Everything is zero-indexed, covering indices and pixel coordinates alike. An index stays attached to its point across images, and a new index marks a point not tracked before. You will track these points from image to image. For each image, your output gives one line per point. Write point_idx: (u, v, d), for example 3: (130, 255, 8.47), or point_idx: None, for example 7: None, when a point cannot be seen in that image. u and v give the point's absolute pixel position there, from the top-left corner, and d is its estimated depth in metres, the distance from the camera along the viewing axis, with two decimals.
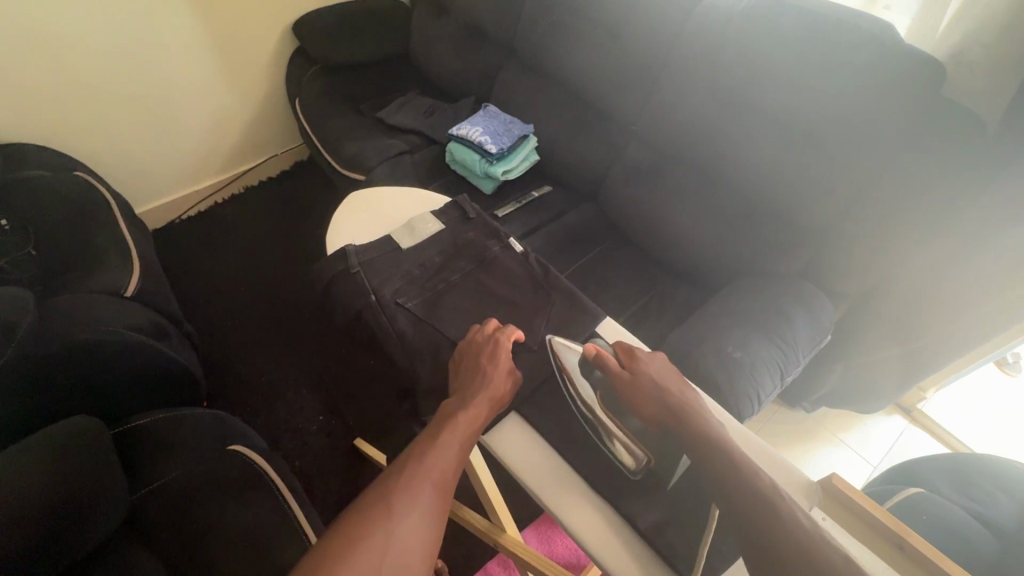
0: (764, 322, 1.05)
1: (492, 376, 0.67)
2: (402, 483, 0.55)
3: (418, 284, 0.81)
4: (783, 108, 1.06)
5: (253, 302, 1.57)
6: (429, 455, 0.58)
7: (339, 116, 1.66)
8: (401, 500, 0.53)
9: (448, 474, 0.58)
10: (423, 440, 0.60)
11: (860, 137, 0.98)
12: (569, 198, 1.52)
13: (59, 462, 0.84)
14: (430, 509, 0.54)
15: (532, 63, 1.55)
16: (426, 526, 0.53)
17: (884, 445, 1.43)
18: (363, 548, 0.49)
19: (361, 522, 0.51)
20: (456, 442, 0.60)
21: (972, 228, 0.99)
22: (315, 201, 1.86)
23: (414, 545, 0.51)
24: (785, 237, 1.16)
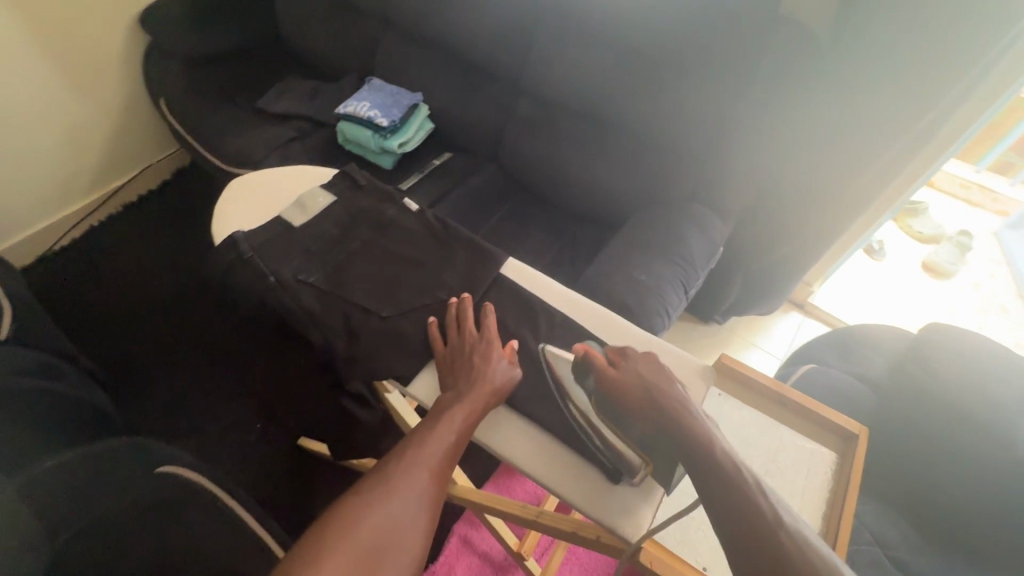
0: (665, 244, 1.14)
1: (486, 366, 0.66)
2: (400, 468, 0.56)
3: (318, 256, 0.78)
4: (649, 44, 1.12)
5: (156, 322, 1.46)
6: (428, 443, 0.59)
7: (214, 112, 1.55)
8: (400, 487, 0.54)
9: (446, 463, 0.58)
10: (419, 431, 0.60)
11: (717, 59, 1.07)
12: (471, 161, 1.53)
13: None
14: (427, 496, 0.55)
15: (407, 30, 1.52)
16: (422, 511, 0.54)
17: (786, 338, 1.60)
18: (362, 527, 0.51)
19: (360, 504, 0.53)
20: (456, 429, 0.60)
21: (822, 127, 1.11)
22: (205, 206, 1.74)
23: (410, 528, 0.52)
24: (673, 164, 1.24)
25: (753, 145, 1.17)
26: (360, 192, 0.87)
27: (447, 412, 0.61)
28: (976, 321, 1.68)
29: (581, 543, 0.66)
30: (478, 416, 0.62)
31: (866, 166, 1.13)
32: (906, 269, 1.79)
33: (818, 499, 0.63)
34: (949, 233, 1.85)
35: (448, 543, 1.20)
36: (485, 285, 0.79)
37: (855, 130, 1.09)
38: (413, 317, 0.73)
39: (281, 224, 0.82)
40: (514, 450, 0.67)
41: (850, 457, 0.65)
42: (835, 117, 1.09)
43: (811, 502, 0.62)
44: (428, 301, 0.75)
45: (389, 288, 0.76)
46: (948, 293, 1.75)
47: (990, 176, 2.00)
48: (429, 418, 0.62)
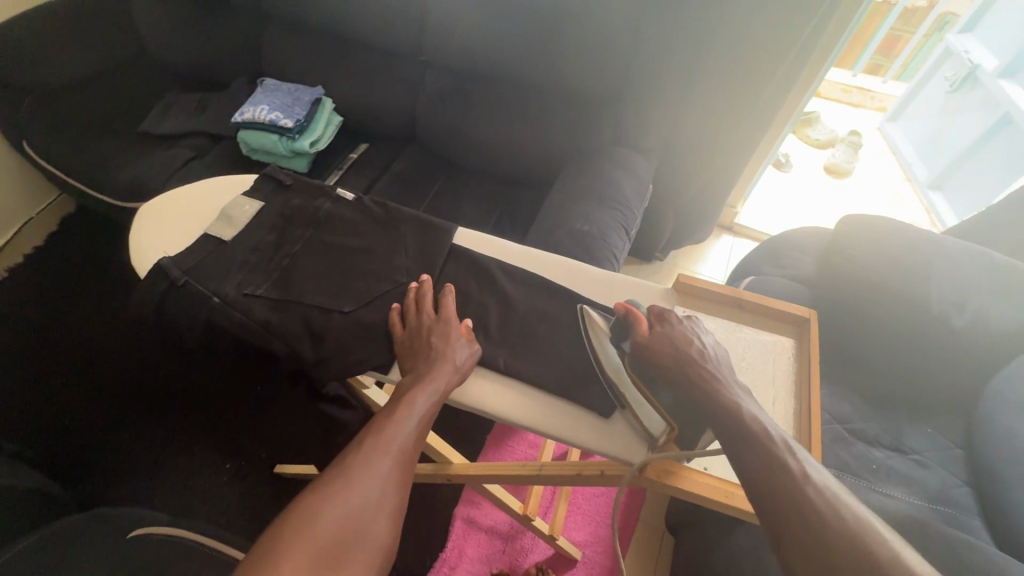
0: (598, 191, 1.17)
1: (445, 341, 0.66)
2: (363, 455, 0.54)
3: (259, 266, 0.74)
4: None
5: (83, 384, 1.32)
6: (393, 424, 0.57)
7: (92, 145, 1.40)
8: (365, 471, 0.53)
9: (411, 445, 0.57)
10: (381, 416, 0.58)
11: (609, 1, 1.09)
12: (390, 148, 1.48)
13: None
14: (392, 480, 0.54)
15: (291, 22, 1.43)
16: (386, 495, 0.53)
17: (723, 260, 1.71)
18: (324, 515, 0.49)
19: (321, 494, 0.51)
20: (421, 410, 0.59)
21: (721, 49, 1.16)
22: (109, 250, 1.58)
23: (376, 512, 0.51)
24: (589, 113, 1.26)
25: (656, 82, 1.22)
26: (286, 195, 0.83)
27: (412, 393, 0.60)
28: (878, 209, 1.87)
29: (586, 482, 0.68)
30: (442, 395, 0.61)
31: (764, 85, 1.20)
32: (811, 175, 1.94)
33: (785, 384, 0.68)
34: (841, 135, 2.01)
35: (454, 527, 1.20)
36: (440, 259, 0.78)
37: (750, 48, 1.14)
38: (376, 306, 0.71)
39: (209, 243, 0.76)
40: (505, 409, 0.67)
41: (805, 341, 0.71)
42: (730, 37, 1.13)
43: (782, 389, 0.68)
44: (386, 285, 0.73)
45: (343, 282, 0.73)
46: (850, 189, 1.93)
47: (866, 78, 2.19)
48: (390, 403, 0.60)
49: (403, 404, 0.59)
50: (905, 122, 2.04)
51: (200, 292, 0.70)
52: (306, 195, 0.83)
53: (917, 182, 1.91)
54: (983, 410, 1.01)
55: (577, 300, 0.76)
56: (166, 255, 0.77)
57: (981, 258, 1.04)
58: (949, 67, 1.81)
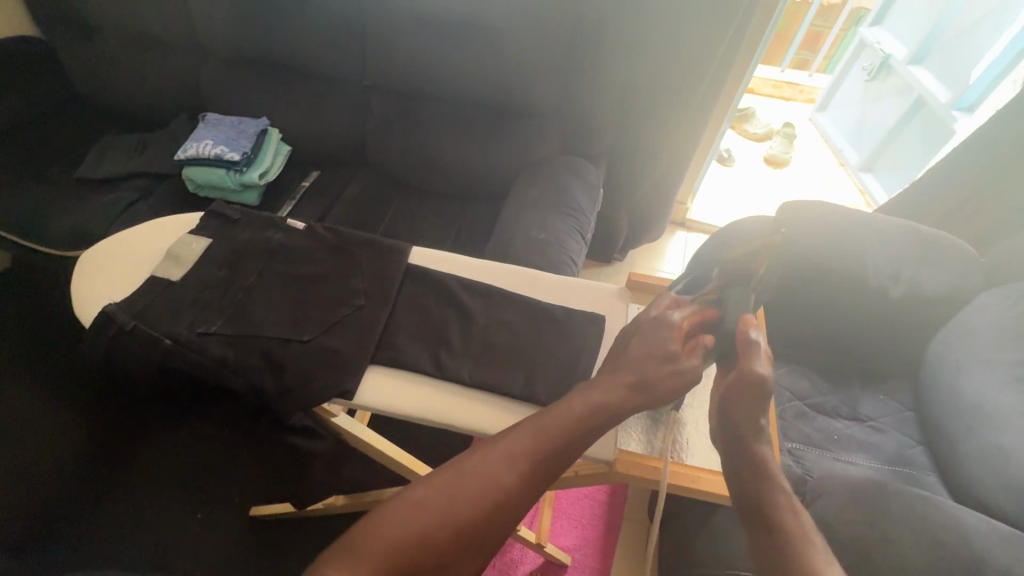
0: (551, 200, 1.20)
1: (629, 361, 0.63)
2: (469, 476, 0.53)
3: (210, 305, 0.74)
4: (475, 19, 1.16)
5: (32, 446, 1.25)
6: (522, 451, 0.55)
7: (25, 196, 1.34)
8: (474, 489, 0.52)
9: (521, 483, 0.54)
10: (505, 441, 0.56)
11: (541, 19, 1.14)
12: (341, 173, 1.47)
13: None
14: (498, 510, 0.52)
15: (229, 56, 1.42)
16: (485, 521, 0.51)
17: (679, 255, 1.77)
18: (416, 520, 0.50)
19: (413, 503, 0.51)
20: (558, 444, 0.57)
21: (654, 55, 1.23)
22: (52, 303, 1.51)
23: (467, 537, 0.50)
24: (537, 124, 1.30)
25: (597, 91, 1.28)
26: (234, 228, 0.81)
27: (555, 423, 0.58)
28: (817, 194, 1.97)
29: (561, 486, 0.72)
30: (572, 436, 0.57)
31: (696, 89, 1.27)
32: (752, 167, 2.04)
33: None
34: (776, 128, 2.12)
35: None
36: (396, 280, 0.78)
37: (678, 52, 1.22)
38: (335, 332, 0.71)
39: (156, 285, 0.74)
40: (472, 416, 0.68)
41: None
42: (660, 43, 1.21)
43: None
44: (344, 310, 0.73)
45: (301, 311, 0.73)
46: (790, 177, 2.03)
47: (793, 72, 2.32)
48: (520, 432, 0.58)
49: (529, 436, 0.57)
50: (832, 111, 2.17)
51: (154, 336, 0.68)
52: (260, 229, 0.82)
53: (850, 165, 2.02)
54: (926, 372, 1.08)
55: (537, 306, 0.78)
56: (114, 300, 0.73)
57: (909, 230, 1.11)
58: (866, 58, 1.95)
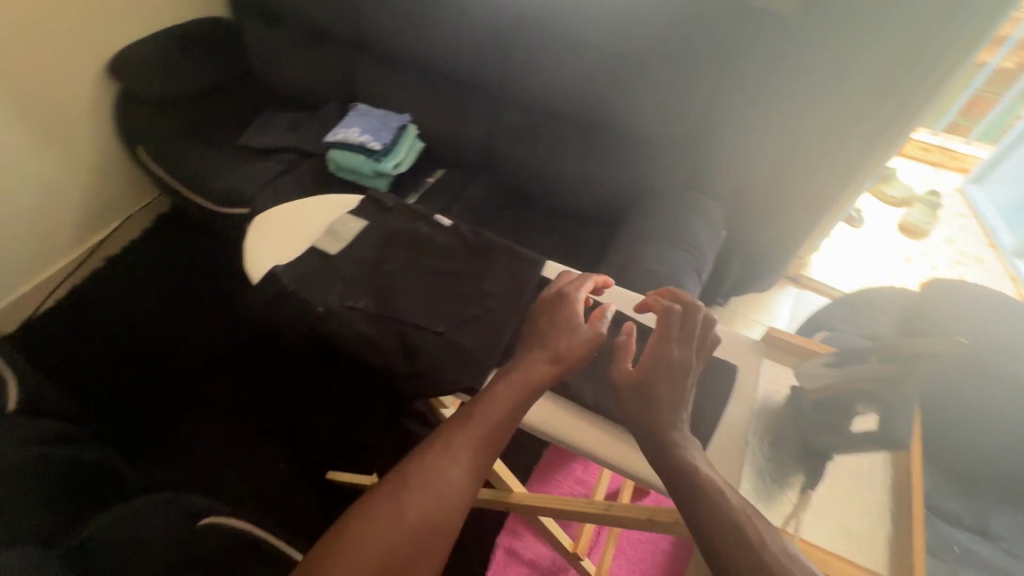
0: (668, 234, 1.18)
1: (543, 340, 0.69)
2: (426, 471, 0.57)
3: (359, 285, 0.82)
4: (620, 48, 1.18)
5: (164, 372, 1.44)
6: (467, 438, 0.59)
7: (196, 155, 1.53)
8: (430, 491, 0.56)
9: (478, 465, 0.58)
10: (451, 429, 0.61)
11: (690, 56, 1.14)
12: (465, 175, 1.54)
13: None
14: (456, 500, 0.56)
15: (386, 53, 1.53)
16: (440, 520, 0.55)
17: (788, 312, 1.67)
18: (378, 540, 0.52)
19: (381, 507, 0.55)
20: (495, 426, 0.61)
21: (803, 107, 1.16)
22: (197, 249, 1.71)
23: (433, 533, 0.54)
24: (665, 158, 1.30)
25: (734, 133, 1.25)
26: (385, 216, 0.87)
27: (488, 407, 0.62)
28: (958, 273, 1.78)
29: (656, 528, 0.71)
30: (508, 413, 0.62)
31: (846, 146, 1.19)
32: (886, 232, 1.88)
33: (877, 496, 0.72)
34: (920, 194, 1.95)
35: (495, 556, 1.19)
36: (528, 290, 0.80)
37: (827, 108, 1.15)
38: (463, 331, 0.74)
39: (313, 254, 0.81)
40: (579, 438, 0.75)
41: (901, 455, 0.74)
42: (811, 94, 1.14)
43: (874, 503, 0.71)
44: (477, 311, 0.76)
45: (439, 303, 0.77)
46: (928, 250, 1.85)
47: (948, 138, 2.13)
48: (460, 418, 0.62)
49: (473, 421, 0.61)
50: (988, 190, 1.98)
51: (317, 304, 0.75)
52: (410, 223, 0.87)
53: (1003, 249, 1.82)
54: None
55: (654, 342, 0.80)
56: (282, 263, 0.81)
57: None
58: None
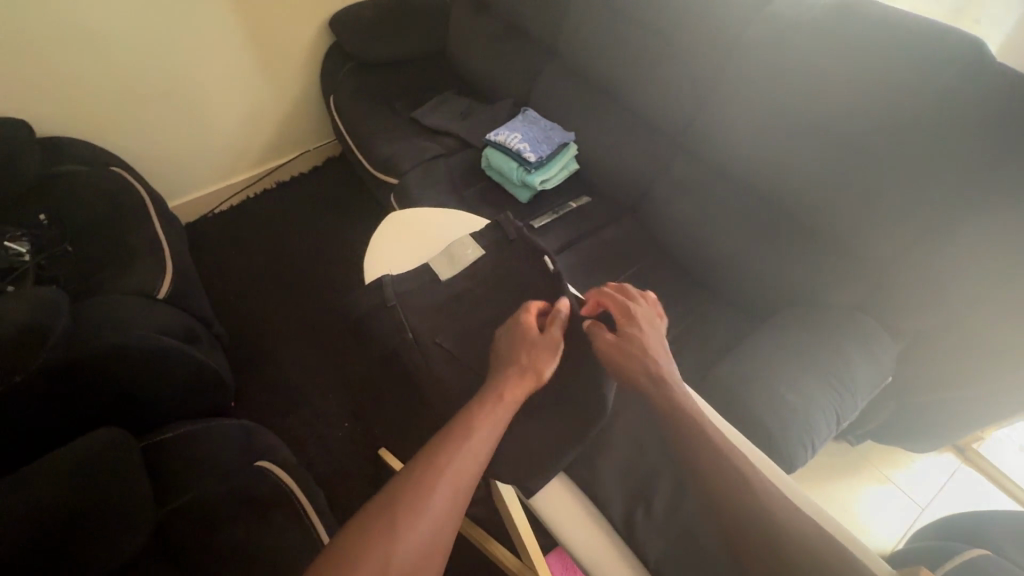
0: (819, 358, 0.99)
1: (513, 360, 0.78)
2: (424, 476, 0.62)
3: (467, 341, 0.92)
4: (829, 131, 1.04)
5: (285, 301, 1.60)
6: (459, 445, 0.65)
7: (372, 117, 1.63)
8: (427, 494, 0.60)
9: (471, 469, 0.64)
10: (448, 434, 0.67)
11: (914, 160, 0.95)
12: (610, 211, 1.46)
13: (72, 481, 0.84)
14: (452, 504, 0.61)
15: (574, 66, 1.50)
16: (441, 523, 0.59)
17: (934, 485, 1.37)
18: (377, 558, 0.55)
19: (386, 512, 0.58)
20: (477, 443, 0.66)
21: None
22: (347, 199, 1.85)
23: (432, 539, 0.58)
24: (842, 266, 1.09)
25: (940, 273, 0.98)
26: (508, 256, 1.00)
27: (467, 424, 0.68)
28: None
29: None
30: (496, 422, 0.69)
31: None
32: None
33: None
34: None
35: None
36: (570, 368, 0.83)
37: None
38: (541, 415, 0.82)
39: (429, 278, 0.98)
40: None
41: None
42: None
43: None
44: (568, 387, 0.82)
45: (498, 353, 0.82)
46: None
47: None
48: (455, 424, 0.68)
49: (466, 427, 0.68)
50: None
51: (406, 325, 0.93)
52: (528, 272, 1.00)
53: None
54: None
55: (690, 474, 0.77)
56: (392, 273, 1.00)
57: None
58: None
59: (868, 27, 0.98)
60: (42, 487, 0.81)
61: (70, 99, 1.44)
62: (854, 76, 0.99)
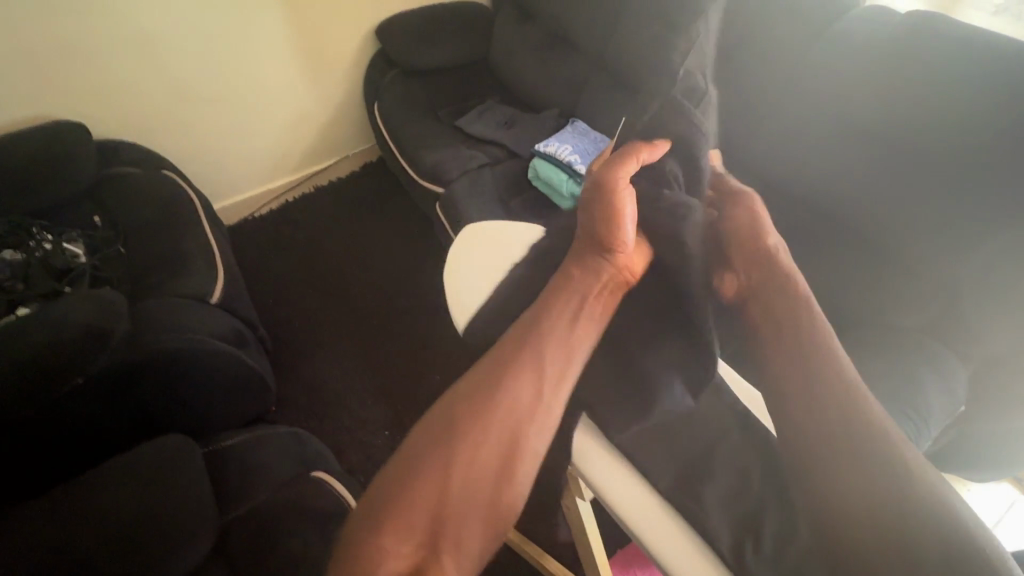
0: (888, 385, 0.96)
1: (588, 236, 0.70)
2: (490, 387, 0.53)
3: None
4: (898, 150, 1.01)
5: (327, 305, 1.61)
6: (531, 353, 0.55)
7: (416, 124, 1.63)
8: (494, 409, 0.51)
9: (547, 381, 0.54)
10: (515, 341, 0.57)
11: (991, 184, 0.91)
12: None
13: (139, 488, 0.87)
14: (524, 421, 0.52)
15: (625, 78, 1.49)
16: (513, 441, 0.51)
17: (991, 515, 1.33)
18: (439, 470, 0.48)
19: (448, 427, 0.50)
20: (554, 343, 0.57)
21: None
22: (387, 205, 1.86)
23: (502, 458, 0.50)
24: (909, 289, 1.05)
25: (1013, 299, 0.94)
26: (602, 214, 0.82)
27: (541, 320, 0.59)
28: None
29: None
30: (572, 331, 0.59)
31: None
32: None
33: None
34: None
35: None
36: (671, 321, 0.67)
37: None
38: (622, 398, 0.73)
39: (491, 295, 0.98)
40: None
41: None
42: None
43: None
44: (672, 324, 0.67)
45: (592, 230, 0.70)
46: None
47: None
48: (524, 329, 0.58)
49: (538, 333, 0.57)
50: None
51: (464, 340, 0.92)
52: None
53: None
54: None
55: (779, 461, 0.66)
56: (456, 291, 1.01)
57: None
58: None
59: (946, 46, 0.95)
60: (112, 498, 0.84)
61: (122, 102, 1.47)
62: (928, 95, 0.96)
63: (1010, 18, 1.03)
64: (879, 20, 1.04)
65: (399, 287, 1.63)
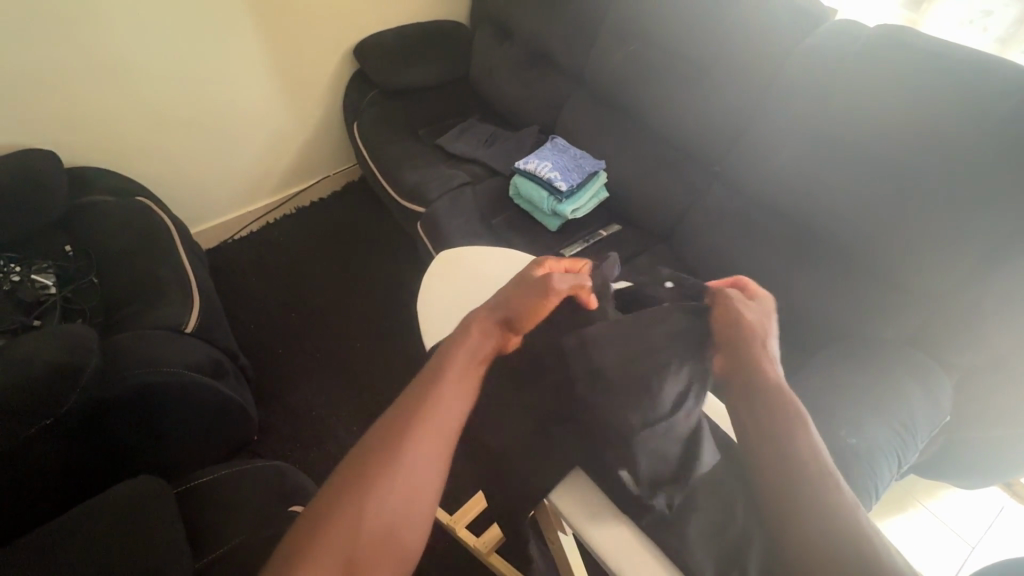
0: (874, 398, 0.95)
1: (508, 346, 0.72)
2: (395, 437, 0.59)
3: None
4: (875, 162, 1.01)
5: (309, 329, 1.59)
6: (434, 402, 0.62)
7: (396, 144, 1.62)
8: (399, 457, 0.58)
9: (449, 424, 0.61)
10: (420, 393, 0.63)
11: (971, 194, 0.91)
12: (640, 238, 1.44)
13: (107, 531, 0.83)
14: (431, 462, 0.59)
15: (604, 95, 1.49)
16: (419, 483, 0.57)
17: (984, 522, 1.32)
18: (349, 520, 0.54)
19: (357, 479, 0.56)
20: (458, 390, 0.64)
21: None
22: (369, 225, 1.84)
23: (411, 497, 0.56)
24: (891, 300, 1.06)
25: (995, 308, 0.94)
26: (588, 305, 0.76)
27: (448, 370, 0.65)
28: None
29: None
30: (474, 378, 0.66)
31: None
32: None
33: None
34: None
35: None
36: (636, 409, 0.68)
37: None
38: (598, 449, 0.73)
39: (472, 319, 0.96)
40: None
41: None
42: None
43: None
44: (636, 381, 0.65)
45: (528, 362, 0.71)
46: None
47: None
48: (430, 379, 0.65)
49: (440, 383, 0.64)
50: None
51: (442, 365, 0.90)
52: None
53: None
54: None
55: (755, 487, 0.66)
56: (435, 316, 0.99)
57: None
58: None
59: (918, 59, 0.96)
60: (76, 543, 0.80)
61: (95, 129, 1.44)
62: (900, 108, 0.97)
63: (979, 29, 1.04)
64: (851, 33, 1.05)
65: (383, 309, 1.61)
